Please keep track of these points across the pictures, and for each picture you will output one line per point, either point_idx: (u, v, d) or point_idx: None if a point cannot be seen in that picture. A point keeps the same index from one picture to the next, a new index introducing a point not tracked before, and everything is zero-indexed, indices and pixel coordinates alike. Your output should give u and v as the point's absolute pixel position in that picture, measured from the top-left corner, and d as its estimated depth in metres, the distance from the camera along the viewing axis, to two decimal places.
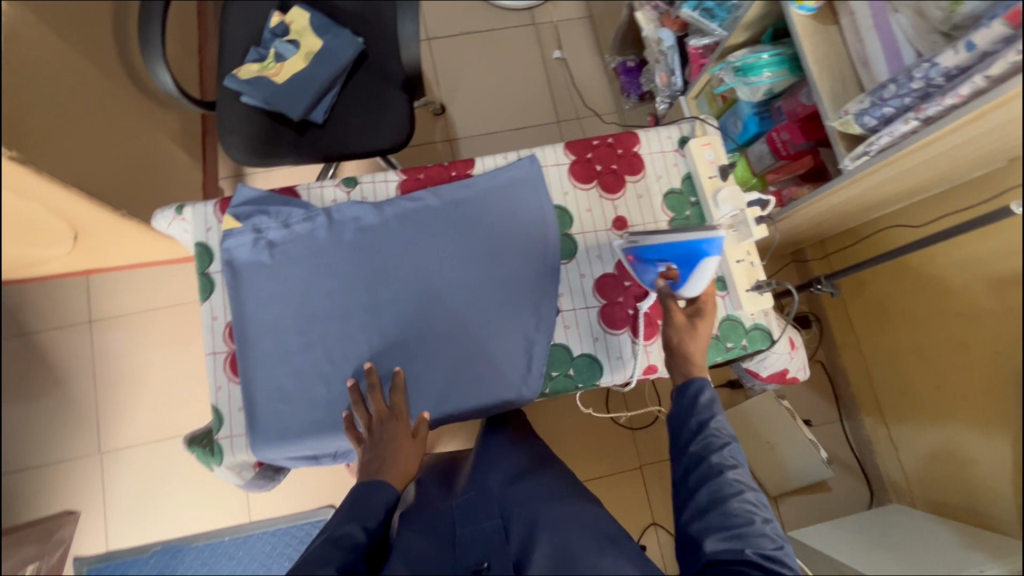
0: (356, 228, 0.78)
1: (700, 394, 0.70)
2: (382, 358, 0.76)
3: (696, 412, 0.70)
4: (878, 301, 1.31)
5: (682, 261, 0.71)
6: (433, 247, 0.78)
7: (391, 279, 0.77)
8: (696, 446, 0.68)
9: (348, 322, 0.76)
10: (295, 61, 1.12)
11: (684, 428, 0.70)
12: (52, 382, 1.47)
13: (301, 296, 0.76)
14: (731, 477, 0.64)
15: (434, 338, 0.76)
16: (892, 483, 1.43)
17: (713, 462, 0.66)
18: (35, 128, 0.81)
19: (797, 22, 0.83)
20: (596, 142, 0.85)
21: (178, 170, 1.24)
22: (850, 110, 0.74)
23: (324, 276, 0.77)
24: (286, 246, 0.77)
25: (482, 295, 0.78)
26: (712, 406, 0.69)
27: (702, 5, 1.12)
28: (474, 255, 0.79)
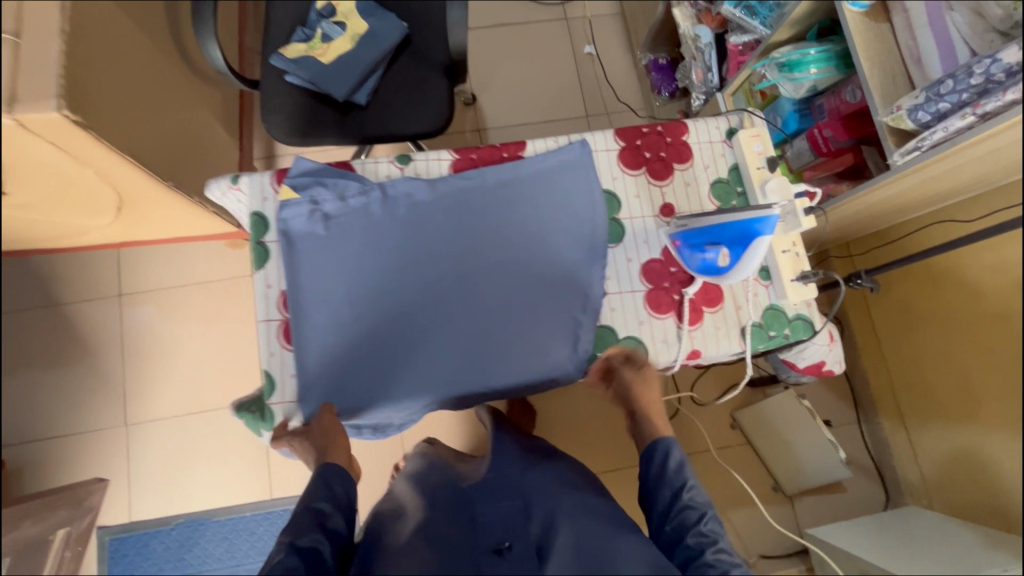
0: (409, 204, 0.79)
1: (670, 459, 0.83)
2: (432, 331, 0.77)
3: (669, 479, 0.82)
4: (898, 305, 1.31)
5: (733, 240, 0.73)
6: (482, 227, 0.80)
7: (441, 255, 0.78)
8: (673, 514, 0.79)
9: (398, 295, 0.77)
10: (341, 42, 1.13)
11: (662, 496, 0.82)
12: (81, 353, 1.49)
13: (353, 268, 0.78)
14: (710, 553, 0.73)
15: (482, 314, 0.78)
16: (909, 485, 1.44)
17: (694, 542, 0.75)
18: (95, 95, 0.83)
19: (849, 18, 0.84)
20: (645, 129, 0.86)
21: (219, 148, 1.25)
22: (903, 105, 0.75)
23: (375, 250, 0.78)
24: (341, 220, 0.78)
25: (530, 275, 0.79)
26: (682, 470, 0.82)
27: (744, 2, 1.13)
28: (523, 236, 0.80)
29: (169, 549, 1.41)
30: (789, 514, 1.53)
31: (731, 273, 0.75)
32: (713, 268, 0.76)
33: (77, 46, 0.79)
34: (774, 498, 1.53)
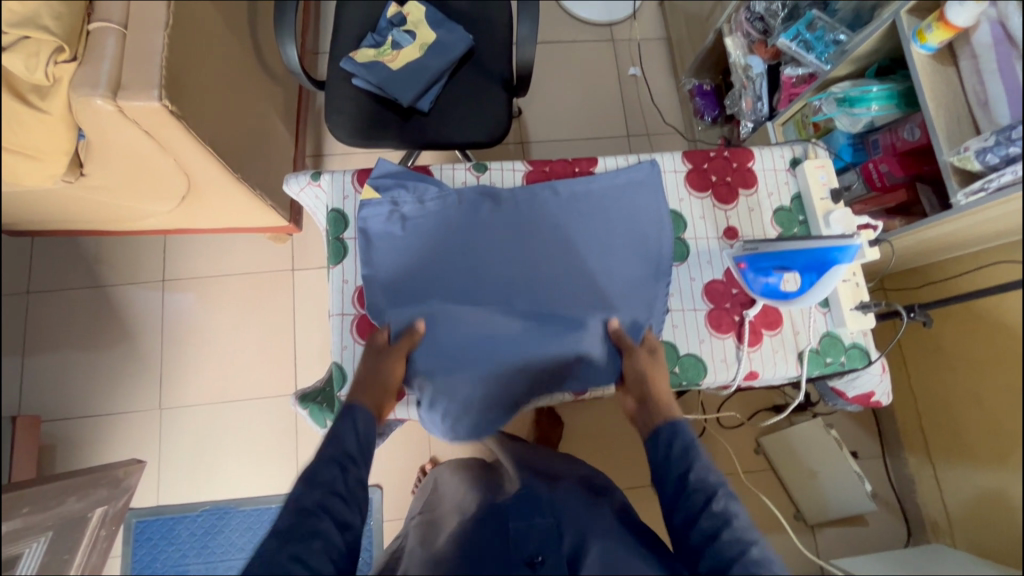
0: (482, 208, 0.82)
1: (674, 440, 0.71)
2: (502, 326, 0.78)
3: (674, 467, 0.70)
4: (929, 349, 1.31)
5: (804, 267, 0.75)
6: (552, 230, 0.82)
7: (512, 253, 0.81)
8: (680, 505, 0.68)
9: (468, 290, 0.80)
10: (410, 50, 1.17)
11: (666, 485, 0.70)
12: (120, 335, 1.51)
13: (427, 261, 0.80)
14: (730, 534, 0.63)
15: (549, 311, 0.80)
16: (932, 524, 1.44)
17: (707, 523, 0.65)
18: (186, 85, 0.86)
19: (917, 60, 0.87)
20: (712, 154, 0.89)
21: (279, 143, 1.29)
22: (971, 146, 0.78)
23: (448, 245, 0.81)
24: (419, 216, 0.81)
25: (598, 278, 0.81)
26: (689, 453, 0.70)
27: (801, 36, 1.16)
28: (591, 239, 0.82)
29: (193, 536, 1.41)
30: (811, 543, 1.52)
31: (799, 300, 0.76)
32: (778, 292, 0.77)
33: (178, 39, 0.83)
34: (795, 526, 1.53)
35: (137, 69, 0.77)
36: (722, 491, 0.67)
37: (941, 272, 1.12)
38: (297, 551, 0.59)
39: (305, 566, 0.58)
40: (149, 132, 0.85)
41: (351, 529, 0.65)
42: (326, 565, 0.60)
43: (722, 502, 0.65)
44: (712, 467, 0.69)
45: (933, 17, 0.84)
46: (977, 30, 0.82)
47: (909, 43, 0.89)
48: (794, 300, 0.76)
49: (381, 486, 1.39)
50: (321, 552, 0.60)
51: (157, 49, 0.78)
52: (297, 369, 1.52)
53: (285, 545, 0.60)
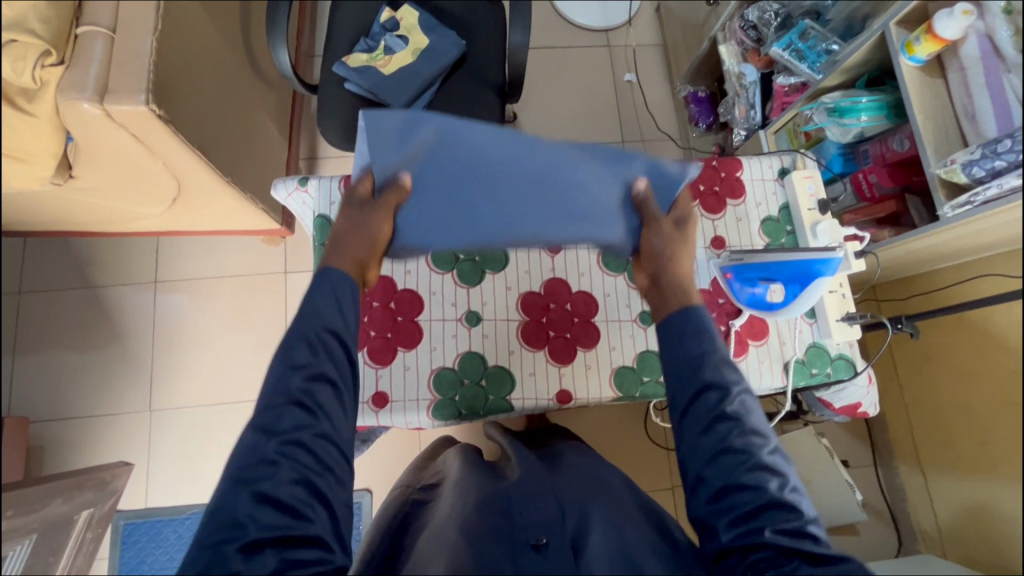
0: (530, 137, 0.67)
1: (694, 327, 0.68)
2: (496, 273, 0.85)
3: (689, 356, 0.68)
4: (921, 359, 1.31)
5: (789, 279, 0.76)
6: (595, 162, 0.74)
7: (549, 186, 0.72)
8: (695, 393, 0.65)
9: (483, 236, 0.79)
10: (403, 55, 1.17)
11: (679, 373, 0.67)
12: (112, 336, 1.51)
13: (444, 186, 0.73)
14: (742, 438, 0.62)
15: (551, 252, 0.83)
16: (923, 534, 1.44)
17: (720, 426, 0.63)
18: (174, 88, 0.86)
19: (905, 72, 0.87)
20: (700, 163, 0.89)
21: (271, 147, 1.29)
22: (957, 159, 0.78)
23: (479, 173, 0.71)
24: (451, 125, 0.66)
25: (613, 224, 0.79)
26: (707, 348, 0.67)
27: (794, 45, 1.17)
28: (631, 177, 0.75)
29: (180, 539, 1.41)
30: None
31: (783, 312, 0.77)
32: (763, 302, 0.78)
33: (166, 42, 0.83)
34: None
35: (124, 73, 0.77)
36: (737, 388, 0.65)
37: (932, 282, 1.11)
38: (284, 444, 0.58)
39: (295, 461, 0.58)
40: (136, 135, 0.85)
41: (337, 414, 0.63)
42: (317, 455, 0.59)
43: (737, 401, 0.64)
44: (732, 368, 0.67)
45: (921, 29, 0.84)
46: (965, 43, 0.82)
47: (897, 55, 0.89)
48: (778, 312, 0.77)
49: (371, 491, 1.39)
50: (308, 443, 0.59)
51: (145, 53, 0.78)
52: None
53: (271, 437, 0.58)
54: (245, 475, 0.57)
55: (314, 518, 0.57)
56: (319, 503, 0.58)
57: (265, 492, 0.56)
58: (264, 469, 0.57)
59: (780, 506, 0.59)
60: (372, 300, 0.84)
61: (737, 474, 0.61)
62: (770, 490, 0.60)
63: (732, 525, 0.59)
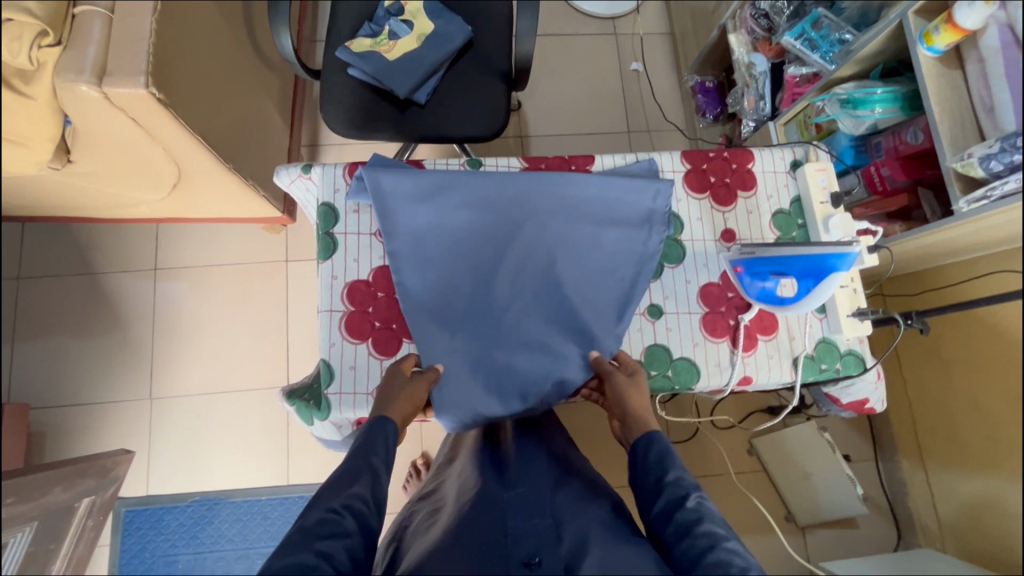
0: (501, 187, 0.81)
1: (650, 449, 0.71)
2: (478, 372, 0.78)
3: (651, 471, 0.70)
4: (928, 360, 1.31)
5: (801, 273, 0.73)
6: (566, 220, 0.81)
7: (519, 249, 0.81)
8: (657, 506, 0.67)
9: (458, 321, 0.79)
10: (407, 40, 1.15)
11: (645, 491, 0.69)
12: (111, 323, 1.49)
13: (420, 252, 0.79)
14: (703, 527, 0.62)
15: (535, 355, 0.79)
16: (924, 528, 1.44)
17: (681, 519, 0.64)
18: (175, 72, 0.84)
19: (923, 62, 0.86)
20: (711, 154, 0.87)
21: (273, 133, 1.27)
22: (975, 153, 0.77)
23: (455, 233, 0.80)
24: (436, 178, 0.80)
25: (610, 292, 0.81)
26: (664, 461, 0.69)
27: (806, 35, 1.15)
28: (610, 230, 0.82)
29: (182, 526, 1.41)
30: (801, 545, 1.52)
31: (794, 305, 0.75)
32: (773, 297, 0.77)
33: (165, 24, 0.81)
34: (785, 527, 1.53)
35: (122, 54, 0.75)
36: (698, 493, 0.66)
37: (940, 279, 1.10)
38: (326, 551, 0.57)
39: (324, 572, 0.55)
40: (135, 119, 0.83)
41: (371, 541, 0.62)
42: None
43: (695, 502, 0.64)
44: (688, 473, 0.68)
45: (941, 18, 0.82)
46: (985, 34, 0.79)
47: (915, 45, 0.87)
48: (792, 308, 0.75)
49: None
50: (344, 559, 0.58)
51: (144, 35, 0.76)
52: (290, 362, 1.51)
53: (314, 540, 0.57)
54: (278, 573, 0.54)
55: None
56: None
57: None
58: (303, 573, 0.54)
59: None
60: (375, 290, 0.81)
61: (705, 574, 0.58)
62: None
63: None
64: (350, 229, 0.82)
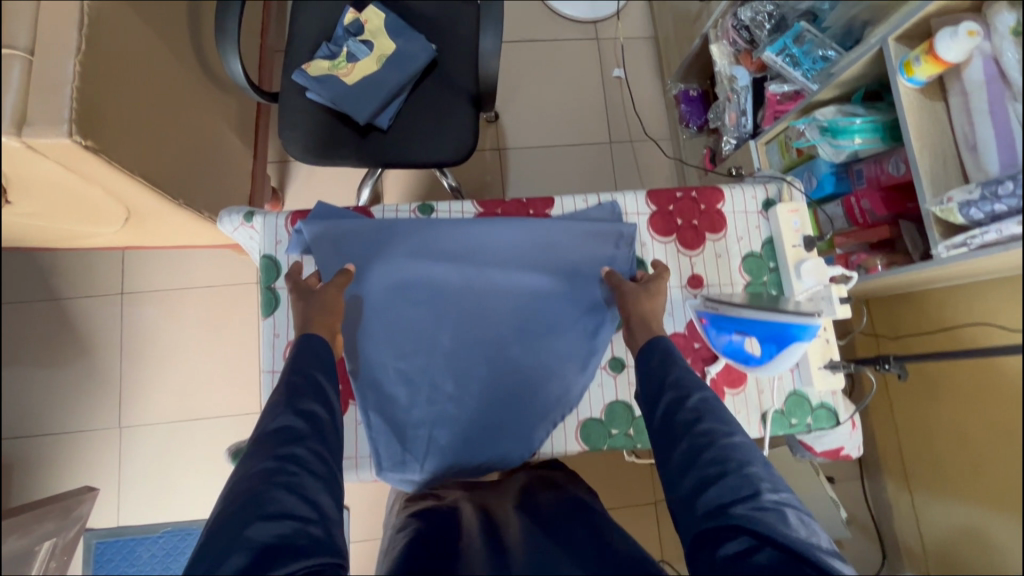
0: (453, 238, 0.78)
1: (656, 352, 0.70)
2: (423, 436, 0.74)
3: (655, 376, 0.69)
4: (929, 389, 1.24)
5: (763, 337, 0.68)
6: (521, 272, 0.78)
7: (471, 302, 0.77)
8: (659, 405, 0.66)
9: (410, 379, 0.75)
10: (368, 62, 1.09)
11: (649, 396, 0.68)
12: (79, 350, 1.46)
13: (365, 309, 0.76)
14: (709, 425, 0.62)
15: (489, 414, 0.75)
16: (908, 552, 1.41)
17: (685, 417, 0.64)
18: (106, 114, 0.78)
19: (904, 95, 0.81)
20: (679, 194, 0.82)
21: (232, 158, 1.21)
22: (954, 198, 0.72)
23: (403, 287, 0.77)
24: (384, 231, 0.77)
25: (567, 349, 0.77)
26: (668, 363, 0.69)
27: (788, 50, 1.10)
28: (568, 284, 0.79)
29: (155, 557, 1.39)
30: None
31: (761, 367, 0.71)
32: (741, 353, 0.72)
33: (91, 64, 0.75)
34: None
35: (42, 100, 0.70)
36: (699, 390, 0.66)
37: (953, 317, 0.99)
38: (288, 454, 0.57)
39: (297, 472, 0.56)
40: (64, 164, 0.77)
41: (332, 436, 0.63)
42: (317, 469, 0.58)
43: (696, 400, 0.64)
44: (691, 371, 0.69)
45: (921, 48, 0.77)
46: (969, 65, 0.74)
47: (896, 74, 0.82)
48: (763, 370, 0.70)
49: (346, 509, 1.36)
50: (310, 457, 0.58)
51: (67, 78, 0.71)
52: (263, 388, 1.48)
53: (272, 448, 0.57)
54: (249, 481, 0.54)
55: (316, 526, 0.53)
56: (322, 511, 0.55)
57: (268, 507, 0.52)
58: (273, 475, 0.55)
59: (748, 492, 0.56)
60: None
61: (700, 472, 0.59)
62: (739, 478, 0.58)
63: (706, 525, 0.56)
64: None
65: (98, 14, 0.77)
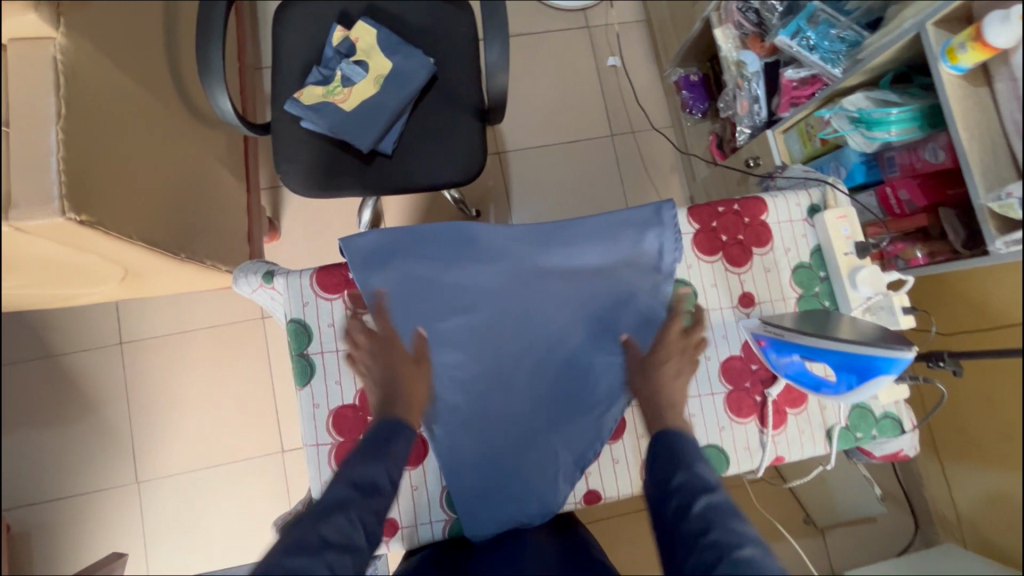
0: (499, 245, 0.73)
1: (658, 451, 0.64)
2: (487, 446, 0.70)
3: (659, 477, 0.62)
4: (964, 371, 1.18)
5: (839, 365, 0.63)
6: (565, 277, 0.73)
7: (523, 308, 0.73)
8: (665, 510, 0.58)
9: (468, 391, 0.71)
10: (364, 85, 1.02)
11: (655, 503, 0.61)
12: (82, 407, 1.39)
13: (413, 319, 0.71)
14: (718, 534, 0.53)
15: (551, 421, 0.71)
16: (941, 519, 1.40)
17: (692, 526, 0.55)
18: (98, 180, 0.72)
19: (946, 82, 0.77)
20: (721, 209, 0.78)
21: (226, 196, 1.14)
22: (1015, 193, 0.69)
23: (448, 295, 0.72)
24: (425, 242, 0.72)
25: (614, 357, 0.73)
26: (674, 462, 0.61)
27: (803, 33, 1.05)
28: (606, 300, 0.74)
29: None
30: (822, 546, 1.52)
31: (832, 394, 0.66)
32: (809, 378, 0.68)
33: (74, 129, 0.68)
34: (806, 531, 1.52)
35: (29, 176, 0.63)
36: (705, 495, 0.57)
37: (993, 304, 0.92)
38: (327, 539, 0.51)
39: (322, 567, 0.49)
40: (58, 240, 0.70)
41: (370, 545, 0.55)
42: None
43: (702, 506, 0.55)
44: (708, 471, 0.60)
45: (967, 34, 0.72)
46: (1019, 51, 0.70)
47: (937, 61, 0.77)
48: (837, 395, 0.66)
49: None
50: (343, 551, 0.52)
51: (51, 148, 0.64)
52: (282, 426, 1.43)
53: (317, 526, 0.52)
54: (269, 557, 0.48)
55: None
56: None
57: None
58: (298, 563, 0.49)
59: None
60: (364, 415, 0.70)
61: None
62: None
63: None
64: (327, 346, 0.71)
65: (72, 70, 0.69)
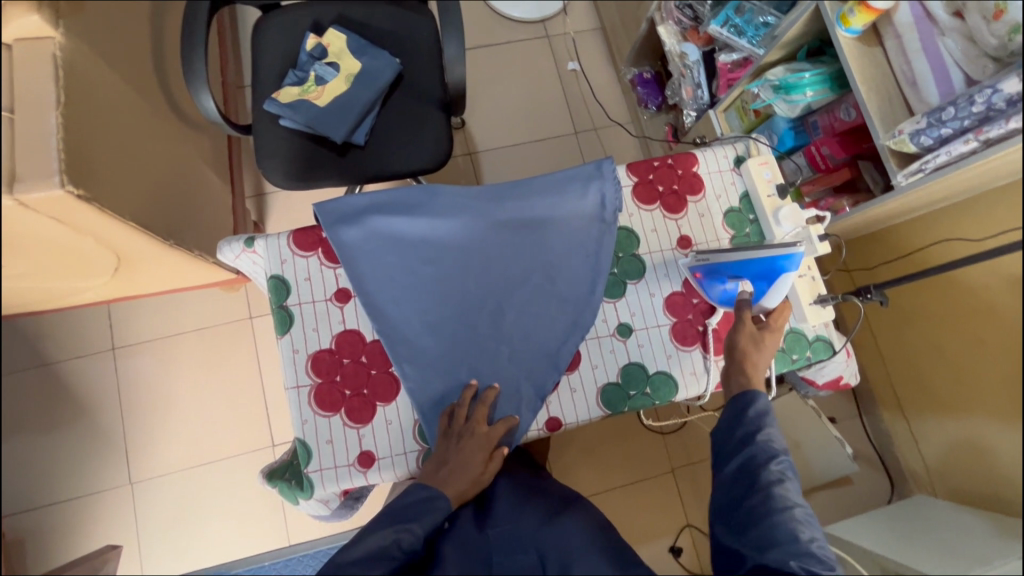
0: (457, 202, 0.81)
1: (749, 408, 0.71)
2: (454, 382, 0.77)
3: (738, 427, 0.71)
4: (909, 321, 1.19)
5: (756, 275, 0.74)
6: (519, 228, 0.82)
7: (483, 256, 0.81)
8: (734, 459, 0.70)
9: (434, 333, 0.78)
10: (336, 83, 1.11)
11: (728, 442, 0.72)
12: (78, 412, 1.43)
13: (383, 271, 0.79)
14: (783, 492, 0.65)
15: (512, 356, 0.78)
16: (914, 475, 1.40)
17: (763, 479, 0.67)
18: (94, 163, 0.80)
19: (843, 44, 0.87)
20: (656, 163, 0.87)
21: (212, 195, 1.22)
22: (905, 129, 0.78)
23: (414, 248, 0.80)
24: (391, 204, 0.81)
25: (568, 296, 0.80)
26: (760, 420, 0.71)
27: (730, 21, 1.15)
28: (558, 246, 0.82)
29: None
30: None
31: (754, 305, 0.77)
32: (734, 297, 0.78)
33: (72, 115, 0.76)
34: None
35: (32, 155, 0.71)
36: (780, 456, 0.68)
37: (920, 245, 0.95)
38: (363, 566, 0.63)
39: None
40: (57, 218, 0.78)
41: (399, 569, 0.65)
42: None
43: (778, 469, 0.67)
44: (779, 435, 0.70)
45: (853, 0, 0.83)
46: (897, 10, 0.82)
47: (835, 27, 0.88)
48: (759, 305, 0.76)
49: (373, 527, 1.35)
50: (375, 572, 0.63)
51: (51, 130, 0.72)
52: (271, 421, 1.47)
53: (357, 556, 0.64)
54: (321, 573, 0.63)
55: None
56: None
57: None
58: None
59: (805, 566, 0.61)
60: (341, 357, 0.77)
61: (762, 536, 0.63)
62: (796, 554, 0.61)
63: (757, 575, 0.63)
64: (305, 298, 0.78)
65: (69, 65, 0.78)
